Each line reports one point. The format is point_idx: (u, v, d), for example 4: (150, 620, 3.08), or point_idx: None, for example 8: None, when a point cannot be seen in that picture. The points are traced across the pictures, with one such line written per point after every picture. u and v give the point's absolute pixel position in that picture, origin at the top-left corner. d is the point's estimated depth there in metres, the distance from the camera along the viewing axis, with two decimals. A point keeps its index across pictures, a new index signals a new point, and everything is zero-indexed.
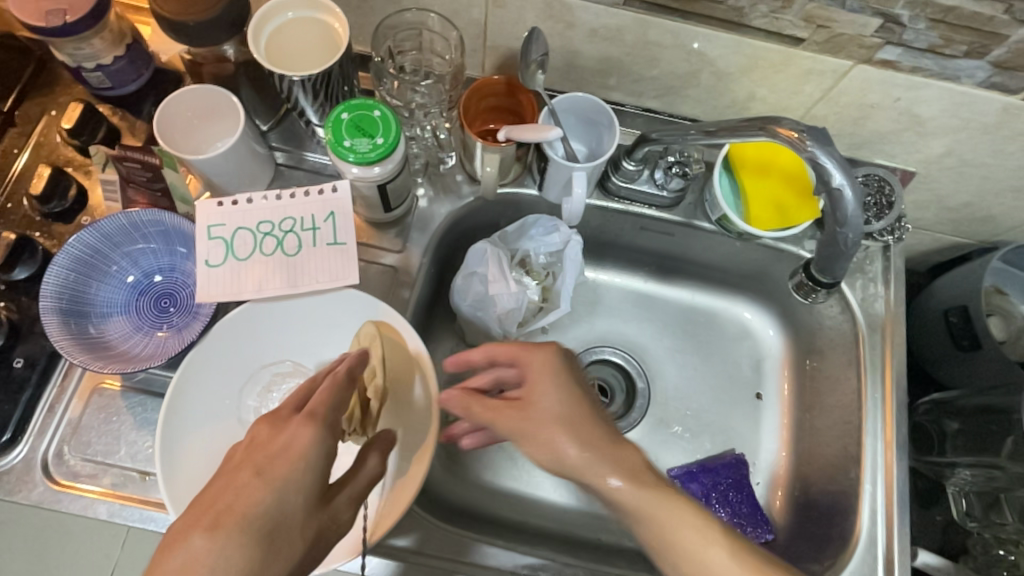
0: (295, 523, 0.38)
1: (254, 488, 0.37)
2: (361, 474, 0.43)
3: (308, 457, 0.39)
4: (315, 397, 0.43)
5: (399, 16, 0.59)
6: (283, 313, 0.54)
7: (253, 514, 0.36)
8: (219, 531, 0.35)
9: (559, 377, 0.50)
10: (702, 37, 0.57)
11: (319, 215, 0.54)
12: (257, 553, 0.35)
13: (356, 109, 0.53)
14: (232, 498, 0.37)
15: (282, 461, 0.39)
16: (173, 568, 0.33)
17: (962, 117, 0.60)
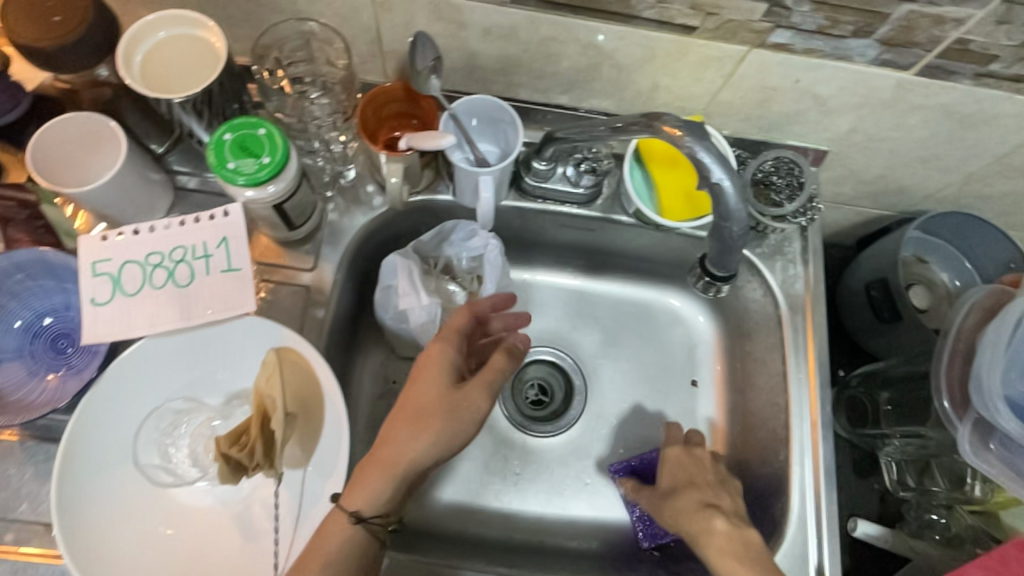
0: (444, 408, 0.50)
1: (416, 396, 0.51)
2: (488, 368, 0.53)
3: (446, 356, 0.53)
4: (448, 323, 0.56)
5: (282, 26, 0.57)
6: (183, 345, 0.52)
7: (416, 406, 0.51)
8: (403, 420, 0.50)
9: (676, 464, 0.61)
10: (595, 30, 0.56)
11: (211, 241, 0.52)
12: (426, 425, 0.50)
13: (239, 129, 0.51)
14: (406, 397, 0.51)
15: (427, 373, 0.52)
16: (389, 444, 0.49)
17: (861, 94, 0.60)
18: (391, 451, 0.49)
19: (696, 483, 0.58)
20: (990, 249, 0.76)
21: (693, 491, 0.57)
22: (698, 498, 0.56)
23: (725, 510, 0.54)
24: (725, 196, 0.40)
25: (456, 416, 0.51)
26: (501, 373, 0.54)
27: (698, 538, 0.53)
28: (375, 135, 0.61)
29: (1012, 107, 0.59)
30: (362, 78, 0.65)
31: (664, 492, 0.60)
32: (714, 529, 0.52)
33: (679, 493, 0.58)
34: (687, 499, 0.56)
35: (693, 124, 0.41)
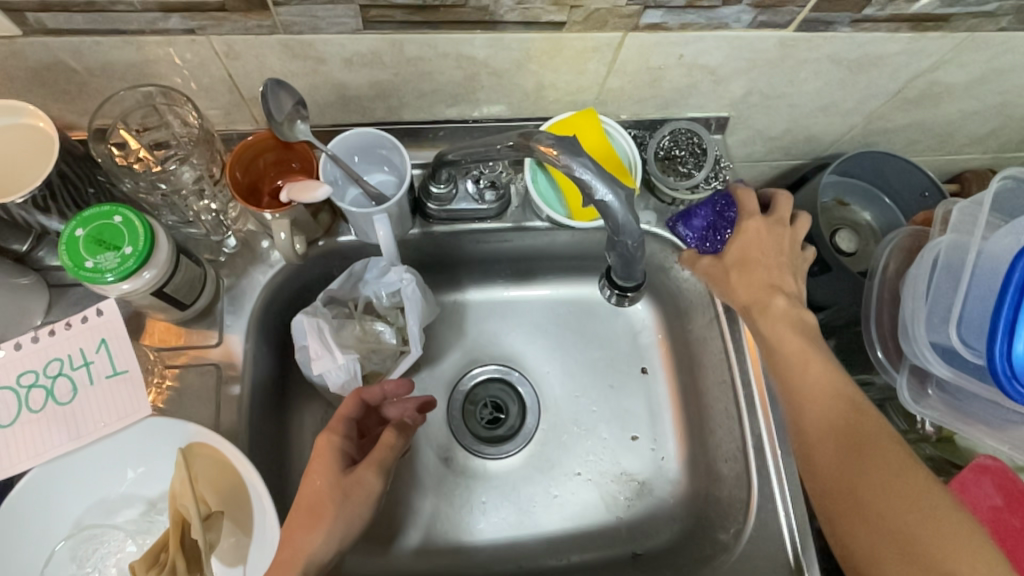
0: (338, 492, 0.48)
1: (314, 490, 0.48)
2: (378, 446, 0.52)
3: (331, 451, 0.50)
4: (334, 415, 0.53)
5: (117, 98, 0.51)
6: (82, 465, 0.48)
7: (315, 500, 0.48)
8: (305, 517, 0.47)
9: (759, 273, 0.59)
10: (462, 42, 0.52)
11: (89, 347, 0.48)
12: (326, 512, 0.48)
13: (92, 222, 0.47)
14: (303, 496, 0.48)
15: (318, 467, 0.49)
16: (281, 555, 0.46)
17: (747, 58, 0.58)
18: (284, 562, 0.45)
19: (768, 262, 0.59)
20: (904, 180, 0.76)
21: (787, 267, 0.60)
22: (766, 278, 0.59)
23: (788, 293, 0.59)
24: (612, 211, 0.39)
25: (349, 499, 0.49)
26: (392, 448, 0.52)
27: (754, 308, 0.58)
28: (256, 190, 0.56)
29: (895, 46, 0.59)
30: (231, 128, 0.60)
31: (731, 259, 0.61)
32: (771, 308, 0.57)
33: (766, 251, 0.59)
34: (777, 268, 0.59)
35: (567, 139, 0.39)
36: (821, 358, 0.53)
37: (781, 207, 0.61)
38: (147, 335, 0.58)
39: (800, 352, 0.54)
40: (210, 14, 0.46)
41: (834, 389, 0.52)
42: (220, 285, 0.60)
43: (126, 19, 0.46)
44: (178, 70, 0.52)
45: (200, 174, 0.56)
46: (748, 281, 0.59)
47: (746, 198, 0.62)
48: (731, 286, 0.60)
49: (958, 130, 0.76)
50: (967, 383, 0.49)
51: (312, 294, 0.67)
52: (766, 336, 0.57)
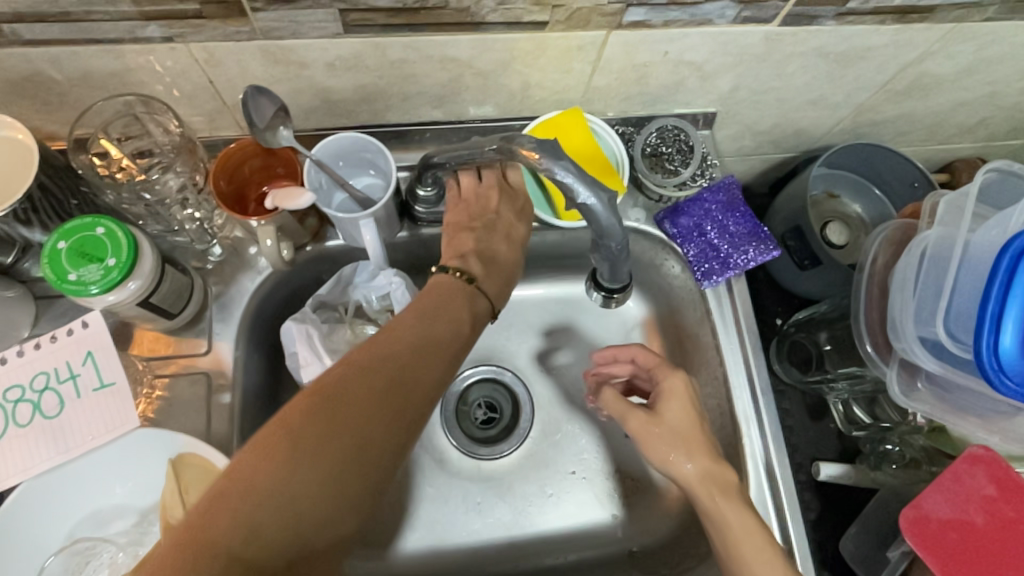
0: (401, 383, 0.46)
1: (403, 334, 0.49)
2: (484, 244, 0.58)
3: (460, 339, 0.52)
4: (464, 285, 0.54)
5: (96, 109, 0.51)
6: (71, 478, 0.47)
7: (382, 373, 0.45)
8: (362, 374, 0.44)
9: (692, 428, 0.55)
10: (445, 44, 0.52)
11: (75, 360, 0.48)
12: (388, 389, 0.45)
13: (75, 234, 0.46)
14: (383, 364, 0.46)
15: (436, 352, 0.49)
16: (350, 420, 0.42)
17: (733, 54, 0.58)
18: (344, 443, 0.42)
19: (693, 430, 0.55)
20: (894, 172, 0.76)
21: (701, 441, 0.54)
22: (700, 459, 0.54)
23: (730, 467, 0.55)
24: (595, 214, 0.38)
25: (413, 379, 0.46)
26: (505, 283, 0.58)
27: (692, 491, 0.53)
28: (242, 198, 0.56)
29: (882, 38, 0.59)
30: (216, 135, 0.60)
31: (666, 421, 0.55)
32: (725, 486, 0.53)
33: (688, 423, 0.55)
34: (697, 435, 0.55)
35: (549, 143, 0.39)
36: (771, 544, 0.50)
37: (667, 393, 0.56)
38: (135, 345, 0.57)
39: (744, 530, 0.50)
40: (189, 22, 0.46)
41: (778, 555, 0.49)
42: (208, 293, 0.60)
43: (104, 28, 0.45)
44: (160, 78, 0.51)
45: (185, 181, 0.56)
46: (693, 450, 0.54)
47: (654, 365, 0.59)
48: (665, 455, 0.54)
49: (947, 120, 0.76)
50: (957, 376, 0.49)
51: (303, 300, 0.66)
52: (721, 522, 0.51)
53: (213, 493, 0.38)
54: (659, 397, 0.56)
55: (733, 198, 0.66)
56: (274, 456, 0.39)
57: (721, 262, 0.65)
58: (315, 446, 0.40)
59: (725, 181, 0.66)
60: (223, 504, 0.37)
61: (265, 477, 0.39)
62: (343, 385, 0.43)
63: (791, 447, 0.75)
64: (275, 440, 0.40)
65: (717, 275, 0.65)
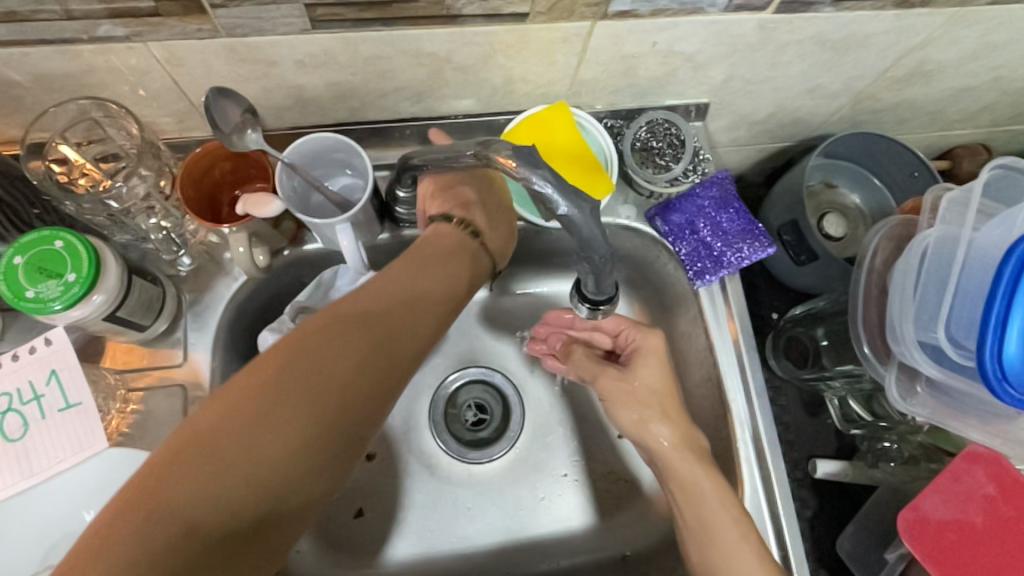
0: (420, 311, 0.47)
1: (383, 292, 0.47)
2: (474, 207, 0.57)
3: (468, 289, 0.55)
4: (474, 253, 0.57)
5: (51, 113, 0.49)
6: (38, 502, 0.45)
7: (362, 337, 0.43)
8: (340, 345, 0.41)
9: (669, 395, 0.58)
10: (422, 38, 0.49)
11: (38, 379, 0.45)
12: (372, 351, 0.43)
13: (32, 247, 0.44)
14: (361, 334, 0.43)
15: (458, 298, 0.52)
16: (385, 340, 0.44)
17: (726, 43, 0.55)
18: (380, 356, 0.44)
19: (662, 395, 0.58)
20: (894, 161, 0.73)
21: (675, 405, 0.58)
22: (670, 423, 0.57)
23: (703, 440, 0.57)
24: (577, 226, 0.36)
25: (393, 346, 0.44)
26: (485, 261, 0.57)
27: (663, 457, 0.56)
28: (214, 204, 0.54)
29: (882, 24, 0.56)
30: (186, 136, 0.57)
31: (638, 385, 0.58)
32: (693, 452, 0.56)
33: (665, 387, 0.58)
34: (670, 398, 0.58)
35: (527, 150, 0.37)
36: (738, 512, 0.52)
37: (643, 354, 0.59)
38: (108, 357, 0.55)
39: (713, 501, 0.53)
40: (145, 20, 0.43)
41: (738, 519, 0.52)
42: (182, 302, 0.57)
43: (55, 28, 0.43)
44: (121, 79, 0.48)
45: (151, 185, 0.53)
46: (665, 412, 0.57)
47: (627, 329, 0.61)
48: (639, 421, 0.58)
49: (948, 107, 0.73)
50: (958, 383, 0.47)
51: (283, 305, 0.64)
52: (685, 486, 0.55)
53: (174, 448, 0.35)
54: (636, 356, 0.59)
55: (726, 194, 0.63)
56: (240, 417, 0.36)
57: (714, 261, 0.63)
58: (292, 414, 0.38)
59: (718, 175, 0.63)
60: (189, 460, 0.34)
61: (298, 385, 0.39)
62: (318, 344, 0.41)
63: (787, 446, 0.73)
64: (244, 394, 0.37)
65: (710, 275, 0.63)
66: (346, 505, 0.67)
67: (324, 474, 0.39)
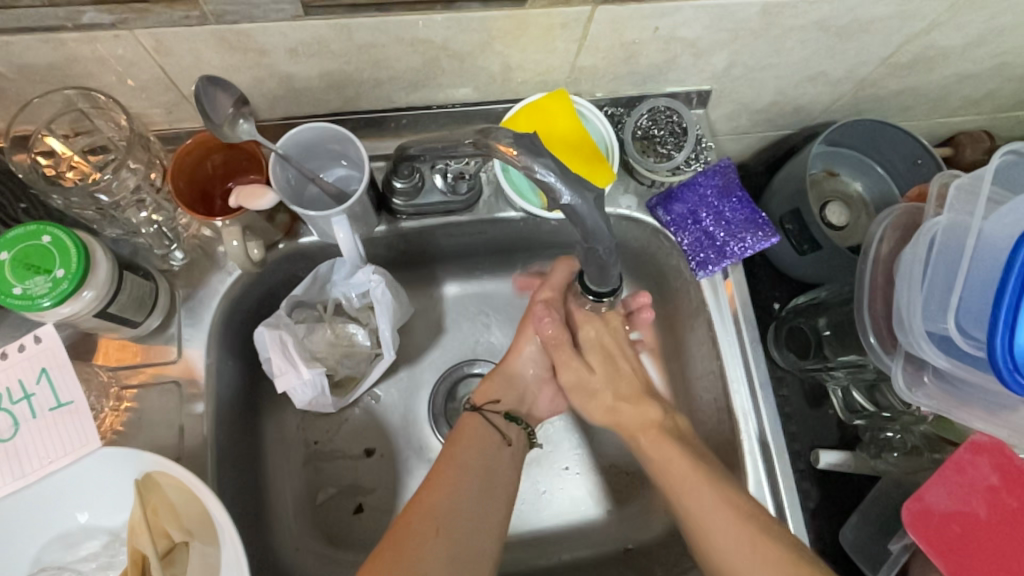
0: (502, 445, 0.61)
1: (478, 437, 0.60)
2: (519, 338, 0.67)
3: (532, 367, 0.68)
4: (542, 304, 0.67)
5: (36, 105, 0.47)
6: (34, 501, 0.45)
7: (452, 466, 0.56)
8: (466, 450, 0.58)
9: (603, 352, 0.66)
10: (417, 25, 0.48)
11: (28, 378, 0.45)
12: (478, 493, 0.56)
13: (19, 243, 0.43)
14: (478, 451, 0.59)
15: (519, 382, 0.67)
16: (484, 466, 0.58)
17: (728, 29, 0.54)
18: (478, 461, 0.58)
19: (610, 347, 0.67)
20: (897, 149, 0.72)
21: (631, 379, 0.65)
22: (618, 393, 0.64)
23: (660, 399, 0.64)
24: (580, 217, 0.35)
25: (490, 494, 0.56)
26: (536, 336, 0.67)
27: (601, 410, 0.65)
28: (206, 197, 0.52)
29: (887, 8, 0.55)
30: (176, 128, 0.55)
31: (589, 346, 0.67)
32: (648, 423, 0.62)
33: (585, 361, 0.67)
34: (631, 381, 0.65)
35: (527, 138, 0.36)
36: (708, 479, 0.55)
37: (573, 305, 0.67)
38: (101, 354, 0.54)
39: (686, 479, 0.57)
40: (129, 5, 0.42)
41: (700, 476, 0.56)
42: (176, 297, 0.56)
43: (38, 15, 0.41)
44: (108, 69, 0.47)
45: (141, 178, 0.52)
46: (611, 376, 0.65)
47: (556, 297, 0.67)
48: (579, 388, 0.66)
49: (952, 94, 0.72)
50: (967, 372, 0.46)
51: (279, 299, 0.63)
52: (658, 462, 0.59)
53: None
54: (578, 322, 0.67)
55: (730, 182, 0.62)
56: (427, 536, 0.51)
57: (717, 251, 0.62)
58: (429, 552, 0.50)
59: (721, 164, 0.62)
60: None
61: (447, 504, 0.53)
62: (439, 484, 0.55)
63: (790, 437, 0.73)
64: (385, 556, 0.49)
65: (713, 265, 0.62)
66: (346, 500, 0.65)
67: (446, 558, 0.50)
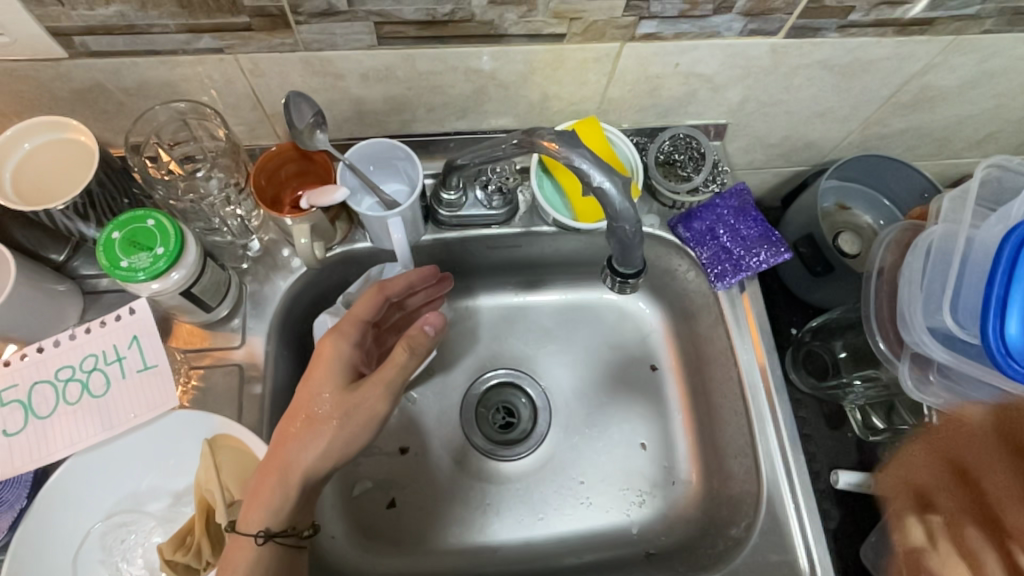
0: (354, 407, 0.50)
1: (298, 434, 0.49)
2: (387, 364, 0.50)
3: (325, 383, 0.50)
4: (350, 314, 0.54)
5: (150, 115, 0.56)
6: (117, 453, 0.52)
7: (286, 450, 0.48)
8: (287, 454, 0.48)
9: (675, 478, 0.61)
10: (470, 56, 0.56)
11: (122, 343, 0.52)
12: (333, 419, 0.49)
13: (127, 225, 0.50)
14: (305, 386, 0.50)
15: (319, 373, 0.51)
16: (297, 424, 0.49)
17: (741, 66, 0.61)
18: (298, 427, 0.49)
19: None
20: (906, 183, 0.77)
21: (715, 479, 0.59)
22: None
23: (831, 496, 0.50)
24: (609, 196, 0.44)
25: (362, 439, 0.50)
26: (401, 369, 0.50)
27: None
28: (279, 200, 0.60)
29: (884, 50, 0.61)
30: (256, 144, 0.64)
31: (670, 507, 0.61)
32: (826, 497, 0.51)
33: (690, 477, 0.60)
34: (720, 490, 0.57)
35: (567, 136, 0.45)
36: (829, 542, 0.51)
37: None
38: (174, 338, 0.61)
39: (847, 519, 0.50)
40: (238, 34, 0.50)
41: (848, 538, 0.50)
42: (243, 291, 0.63)
43: (161, 40, 0.50)
44: (208, 89, 0.56)
45: (227, 182, 0.60)
46: None
47: None
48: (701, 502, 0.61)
49: (956, 134, 0.77)
50: (967, 365, 0.50)
51: (331, 300, 0.69)
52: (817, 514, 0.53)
53: (264, 483, 0.48)
54: None
55: (745, 204, 0.68)
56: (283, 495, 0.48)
57: (733, 265, 0.67)
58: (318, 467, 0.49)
59: (737, 187, 0.68)
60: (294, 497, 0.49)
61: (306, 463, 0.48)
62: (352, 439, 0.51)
63: (809, 456, 0.74)
64: (268, 489, 0.48)
65: (730, 278, 0.67)
66: (380, 495, 0.69)
67: (277, 510, 0.48)
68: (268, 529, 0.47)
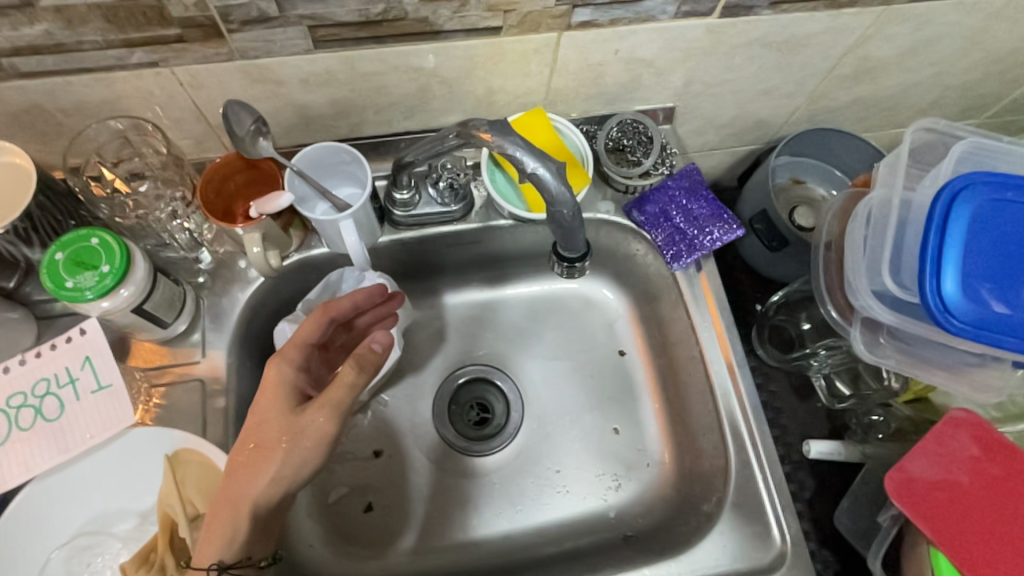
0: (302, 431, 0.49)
1: (246, 464, 0.48)
2: (335, 386, 0.49)
3: (271, 409, 0.50)
4: (291, 340, 0.53)
5: (87, 134, 0.56)
6: (77, 477, 0.51)
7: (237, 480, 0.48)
8: (238, 483, 0.48)
9: None
10: (410, 54, 0.56)
11: (74, 364, 0.52)
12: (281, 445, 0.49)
13: (71, 245, 0.50)
14: (253, 414, 0.50)
15: (267, 398, 0.50)
16: (245, 454, 0.49)
17: (681, 48, 0.62)
18: (246, 457, 0.49)
19: None
20: (854, 153, 0.79)
21: None
22: None
23: None
24: (545, 181, 0.45)
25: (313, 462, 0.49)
26: (351, 388, 0.49)
27: None
28: (230, 212, 0.59)
29: (818, 24, 0.63)
30: (203, 156, 0.64)
31: None
32: None
33: None
34: None
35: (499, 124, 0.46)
36: None
37: None
38: (133, 357, 0.60)
39: None
40: (171, 46, 0.50)
41: None
42: (201, 306, 0.63)
43: (93, 57, 0.49)
44: (147, 104, 0.55)
45: (174, 196, 0.61)
46: None
47: None
48: None
49: (900, 103, 0.79)
50: (913, 325, 0.51)
51: (294, 308, 0.69)
52: None
53: (217, 515, 0.48)
54: None
55: (695, 183, 0.69)
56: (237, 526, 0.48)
57: (687, 245, 0.68)
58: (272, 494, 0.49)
59: (686, 169, 0.70)
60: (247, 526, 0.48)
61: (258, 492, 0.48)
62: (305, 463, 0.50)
63: (781, 428, 0.75)
64: (220, 521, 0.48)
65: (685, 258, 0.67)
66: (356, 499, 0.69)
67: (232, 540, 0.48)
68: (222, 561, 0.47)
